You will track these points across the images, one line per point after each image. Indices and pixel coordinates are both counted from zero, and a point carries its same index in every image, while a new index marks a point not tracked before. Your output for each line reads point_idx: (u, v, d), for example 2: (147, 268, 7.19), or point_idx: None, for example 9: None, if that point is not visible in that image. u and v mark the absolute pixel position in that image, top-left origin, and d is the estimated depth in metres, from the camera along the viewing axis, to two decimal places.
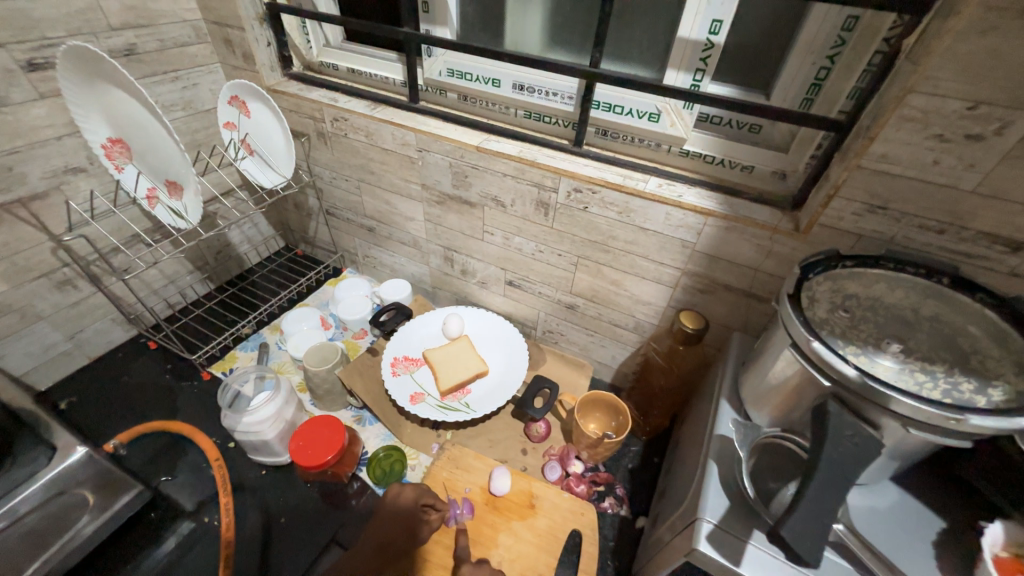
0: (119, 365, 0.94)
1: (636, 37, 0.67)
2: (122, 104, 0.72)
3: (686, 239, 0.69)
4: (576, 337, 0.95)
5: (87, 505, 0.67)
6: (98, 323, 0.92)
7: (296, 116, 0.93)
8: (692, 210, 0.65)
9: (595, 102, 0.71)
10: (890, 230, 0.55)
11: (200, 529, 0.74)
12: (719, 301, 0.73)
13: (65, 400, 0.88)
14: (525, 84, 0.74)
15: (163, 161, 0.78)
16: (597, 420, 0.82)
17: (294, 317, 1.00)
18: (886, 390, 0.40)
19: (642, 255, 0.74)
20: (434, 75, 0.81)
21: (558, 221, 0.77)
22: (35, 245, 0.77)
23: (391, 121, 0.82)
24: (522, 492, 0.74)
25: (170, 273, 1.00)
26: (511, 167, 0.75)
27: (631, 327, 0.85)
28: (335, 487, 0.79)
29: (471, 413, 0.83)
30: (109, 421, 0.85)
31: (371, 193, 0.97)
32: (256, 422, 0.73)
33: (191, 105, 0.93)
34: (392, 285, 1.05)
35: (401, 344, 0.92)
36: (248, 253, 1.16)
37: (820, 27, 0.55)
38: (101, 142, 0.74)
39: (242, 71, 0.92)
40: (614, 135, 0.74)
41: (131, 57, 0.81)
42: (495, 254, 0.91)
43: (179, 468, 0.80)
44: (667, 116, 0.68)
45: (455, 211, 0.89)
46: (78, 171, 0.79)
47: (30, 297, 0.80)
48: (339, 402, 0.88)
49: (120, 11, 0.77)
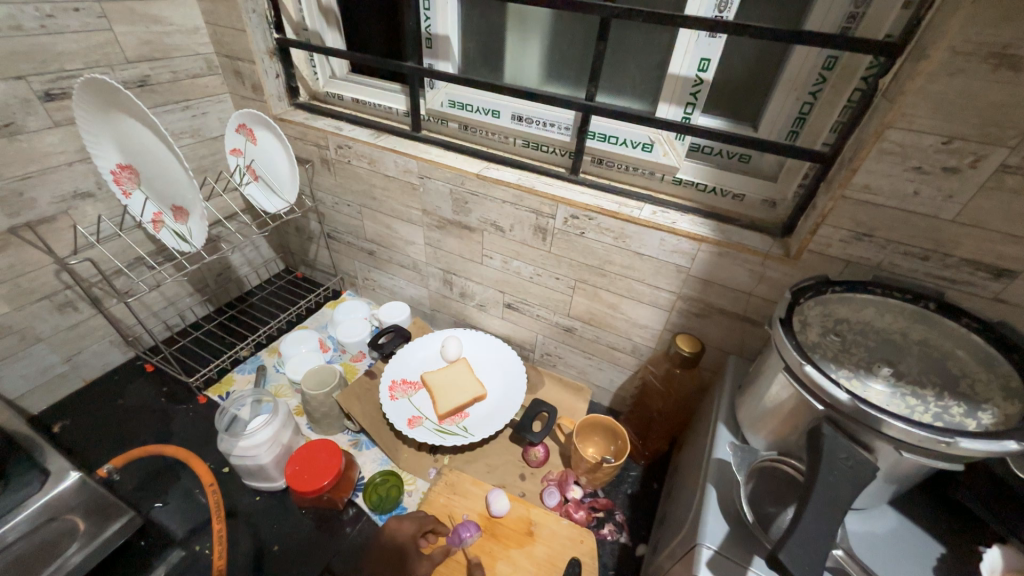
0: (114, 388, 0.94)
1: (630, 71, 0.71)
2: (131, 132, 0.75)
3: (680, 264, 0.70)
4: (574, 360, 0.95)
5: (77, 533, 0.65)
6: (97, 345, 0.92)
7: (301, 143, 0.96)
8: (685, 236, 0.67)
9: (592, 133, 0.74)
10: (877, 256, 0.57)
11: (190, 558, 0.72)
12: (715, 324, 0.74)
13: (58, 423, 0.86)
14: (524, 116, 0.78)
15: (171, 187, 0.80)
16: (595, 444, 0.82)
17: (292, 339, 1.00)
18: (878, 413, 0.41)
19: (638, 279, 0.75)
20: (436, 106, 0.85)
21: (555, 245, 0.79)
22: (40, 268, 0.78)
23: (394, 149, 0.85)
24: (521, 518, 0.73)
25: (170, 295, 1.00)
26: (510, 194, 0.77)
27: (629, 350, 0.86)
28: (330, 514, 0.77)
29: (469, 437, 0.82)
30: (102, 445, 0.84)
31: (372, 217, 1.00)
32: (252, 446, 0.73)
33: (200, 133, 0.95)
34: (391, 307, 1.06)
35: (400, 367, 0.93)
36: (248, 276, 1.17)
37: (801, 66, 0.58)
38: (109, 168, 0.77)
39: (250, 101, 0.96)
40: (609, 164, 0.76)
41: (145, 87, 0.84)
42: (494, 277, 0.92)
43: (172, 494, 0.78)
44: (660, 146, 0.71)
45: (455, 235, 0.91)
46: (86, 196, 0.81)
47: (31, 320, 0.80)
48: (336, 426, 0.87)
49: (136, 45, 0.80)
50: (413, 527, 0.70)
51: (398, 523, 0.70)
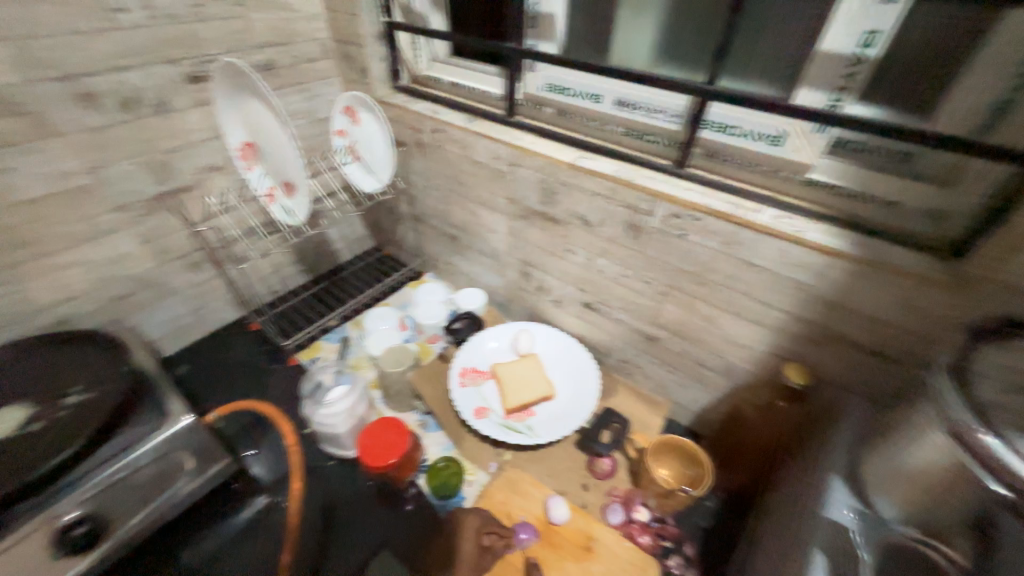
0: (227, 340, 1.06)
1: (763, 52, 0.60)
2: (256, 112, 0.82)
3: (801, 281, 0.59)
4: (653, 372, 0.88)
5: (186, 469, 0.73)
6: (216, 301, 1.04)
7: (399, 126, 0.98)
8: (813, 248, 0.56)
9: (705, 121, 0.65)
10: None
11: (273, 505, 0.79)
12: (837, 355, 0.62)
13: (184, 365, 1.00)
14: (628, 101, 0.71)
15: (282, 164, 0.86)
16: (670, 467, 0.75)
17: (375, 315, 1.05)
18: None
19: (744, 292, 0.65)
20: (534, 89, 0.81)
21: (648, 246, 0.72)
22: (178, 230, 0.90)
23: (486, 134, 0.83)
24: (580, 531, 0.70)
25: (277, 263, 1.10)
26: (603, 186, 0.71)
27: (720, 370, 0.76)
28: (392, 489, 0.80)
29: (534, 438, 0.80)
30: (214, 389, 0.96)
31: (459, 203, 1.00)
32: (331, 415, 0.77)
33: (311, 114, 1.02)
34: (468, 293, 1.06)
35: (471, 355, 0.92)
36: (342, 250, 1.25)
37: (1011, 44, 0.45)
38: (236, 145, 0.85)
39: (357, 84, 1.00)
40: (722, 157, 0.67)
41: (269, 71, 0.91)
42: (575, 273, 0.87)
43: (262, 444, 0.87)
44: (792, 139, 0.60)
45: (539, 227, 0.87)
46: (217, 168, 0.91)
47: (169, 275, 0.93)
48: (407, 404, 0.90)
49: (266, 31, 0.87)
50: (474, 522, 0.70)
51: (461, 516, 0.71)
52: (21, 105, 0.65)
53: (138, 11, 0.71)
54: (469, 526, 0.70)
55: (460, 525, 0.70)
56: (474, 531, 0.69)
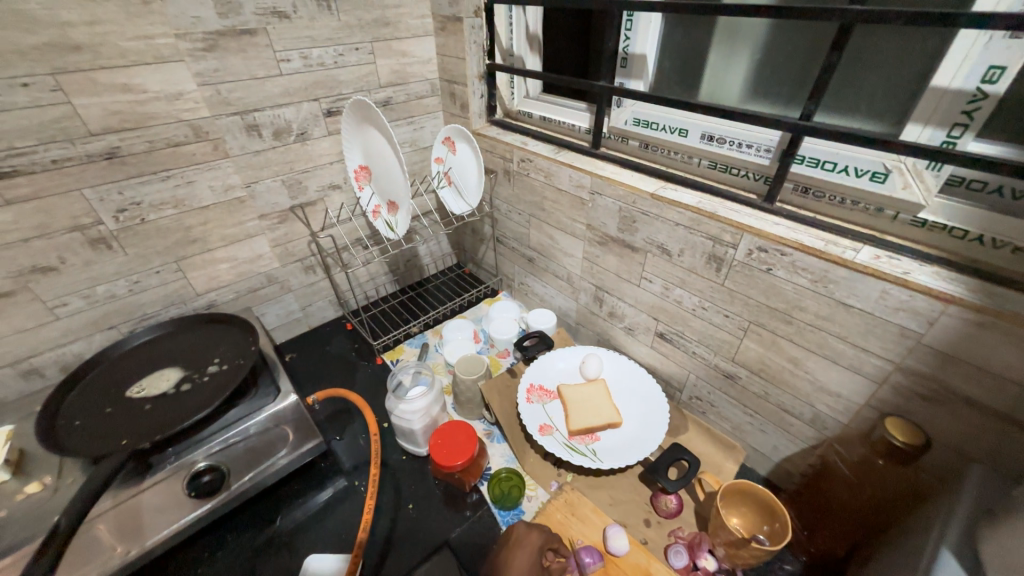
0: (325, 336, 1.20)
1: (866, 89, 0.59)
2: (372, 141, 0.96)
3: (906, 326, 0.55)
4: (728, 412, 0.83)
5: (287, 440, 0.83)
6: (321, 301, 1.19)
7: (490, 155, 1.07)
8: (923, 292, 0.52)
9: (799, 156, 0.64)
10: None
11: (350, 488, 0.87)
12: (952, 416, 0.56)
13: (289, 354, 1.15)
14: (716, 135, 0.72)
15: (389, 185, 0.99)
16: (742, 516, 0.70)
17: (452, 326, 1.13)
18: None
19: (838, 335, 0.61)
20: (619, 124, 0.85)
21: (730, 279, 0.71)
22: (300, 238, 1.06)
23: (571, 165, 0.88)
24: (638, 566, 0.68)
25: (373, 272, 1.24)
26: (685, 217, 0.72)
27: (806, 417, 0.71)
28: (457, 492, 0.84)
29: (597, 463, 0.79)
30: (311, 378, 1.08)
31: (539, 227, 1.05)
32: (409, 411, 0.84)
33: (416, 143, 1.16)
34: (540, 314, 1.10)
35: (539, 373, 0.95)
36: (428, 265, 1.36)
37: None
38: (353, 168, 1.00)
39: (457, 118, 1.12)
40: (817, 194, 0.65)
41: (387, 107, 1.06)
42: (650, 301, 0.87)
43: (347, 432, 0.96)
44: (899, 176, 0.56)
45: (616, 254, 0.89)
46: (336, 187, 1.06)
47: (289, 275, 1.09)
48: (475, 412, 0.95)
49: (388, 73, 1.02)
50: (540, 538, 0.69)
51: (523, 530, 0.70)
52: (209, 134, 0.83)
53: (297, 61, 0.88)
54: (532, 541, 0.68)
55: (523, 539, 0.69)
56: (539, 547, 0.67)
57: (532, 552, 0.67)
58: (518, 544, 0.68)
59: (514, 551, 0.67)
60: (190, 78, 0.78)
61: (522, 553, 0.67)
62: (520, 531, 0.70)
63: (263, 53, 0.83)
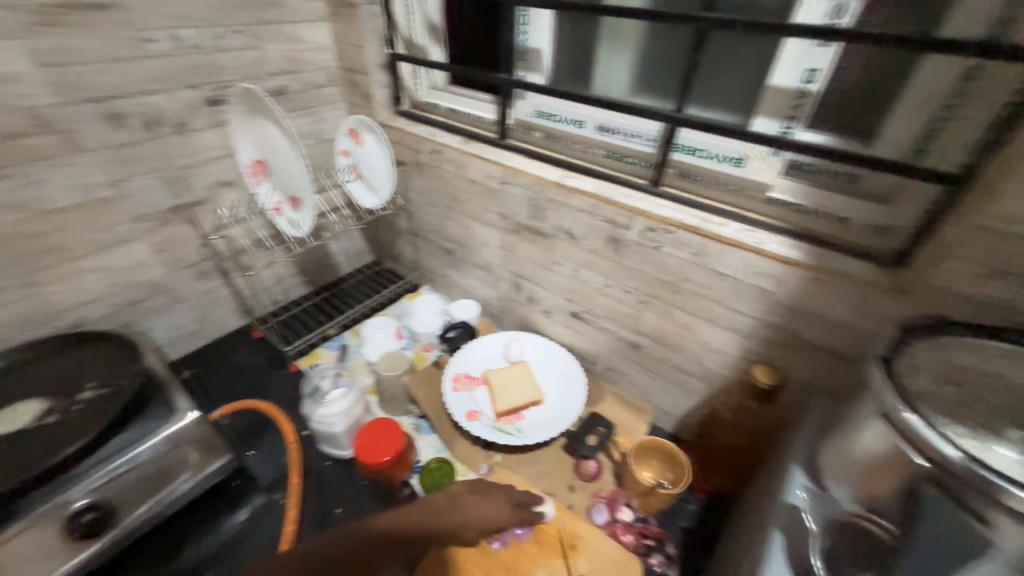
0: (230, 347, 1.10)
1: (725, 85, 0.68)
2: (265, 134, 0.89)
3: (764, 288, 0.65)
4: (637, 378, 0.92)
5: (189, 463, 0.76)
6: (221, 309, 1.09)
7: (399, 147, 1.05)
8: (772, 257, 0.62)
9: (677, 145, 0.73)
10: (1018, 299, 0.48)
11: (269, 503, 0.82)
12: (801, 358, 0.67)
13: (187, 371, 1.04)
14: (609, 126, 0.79)
15: (288, 180, 0.93)
16: (652, 468, 0.78)
17: (373, 324, 1.10)
18: (1001, 480, 0.33)
19: (715, 299, 0.71)
20: (523, 116, 0.90)
21: (628, 257, 0.78)
22: (188, 241, 0.95)
23: (480, 155, 0.90)
24: (564, 530, 0.72)
25: (280, 274, 1.16)
26: (586, 202, 0.78)
27: (698, 374, 0.81)
28: (387, 490, 0.82)
29: (522, 439, 0.84)
30: (216, 394, 0.99)
31: (455, 218, 1.06)
32: (328, 414, 0.81)
33: (318, 135, 1.09)
34: (462, 304, 1.11)
35: (464, 362, 0.97)
36: (342, 263, 1.31)
37: (935, 77, 0.52)
38: (246, 163, 0.93)
39: (361, 108, 1.08)
40: (693, 177, 0.73)
41: (281, 95, 0.99)
42: (563, 284, 0.93)
43: (262, 445, 0.90)
44: (752, 162, 0.68)
45: (529, 241, 0.93)
46: (228, 184, 0.97)
47: (178, 282, 0.97)
48: (402, 408, 0.94)
49: (279, 59, 0.95)
50: (509, 511, 0.69)
51: (502, 499, 0.70)
52: (57, 124, 0.72)
53: (165, 42, 0.78)
54: (503, 505, 0.69)
55: (496, 498, 0.70)
56: (504, 517, 0.68)
57: (495, 517, 0.68)
58: (492, 503, 0.69)
59: (483, 499, 0.69)
60: (24, 58, 0.66)
61: (490, 512, 0.68)
62: (500, 492, 0.71)
63: (120, 31, 0.73)
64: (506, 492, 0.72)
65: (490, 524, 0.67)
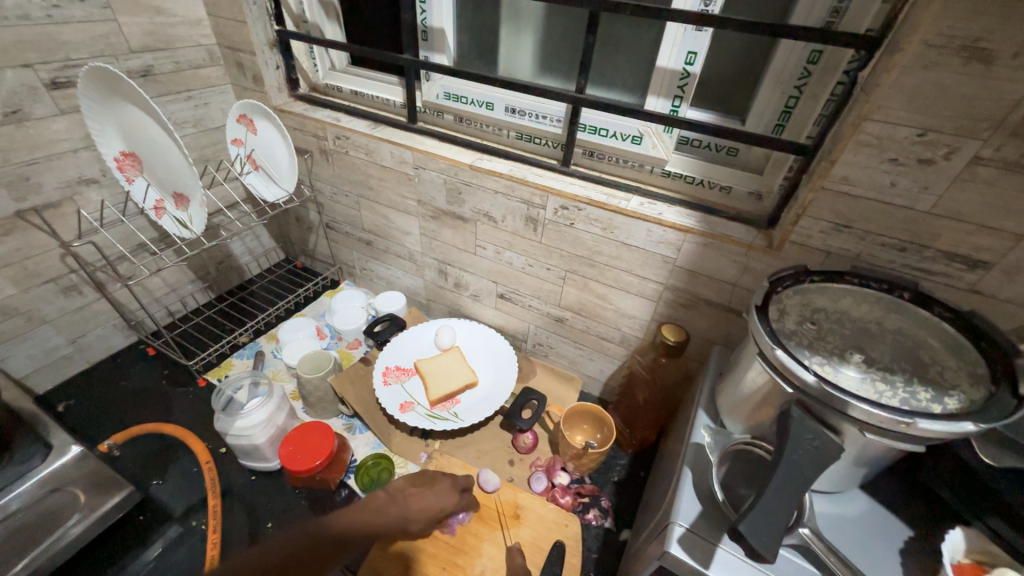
0: (118, 370, 0.97)
1: (619, 66, 0.72)
2: (136, 121, 0.77)
3: (666, 255, 0.71)
4: (565, 350, 0.97)
5: (78, 504, 0.68)
6: (101, 328, 0.95)
7: (300, 134, 0.98)
8: (671, 227, 0.68)
9: (582, 125, 0.76)
10: (856, 248, 0.58)
11: (186, 533, 0.74)
12: (700, 315, 0.75)
13: (63, 403, 0.89)
14: (517, 108, 0.79)
15: (172, 174, 0.82)
16: (583, 432, 0.83)
17: (290, 326, 1.03)
18: (842, 395, 0.41)
19: (626, 270, 0.77)
20: (432, 98, 0.86)
21: (546, 236, 0.81)
22: (45, 251, 0.81)
23: (389, 140, 0.87)
24: (507, 502, 0.75)
25: (172, 281, 1.03)
26: (501, 184, 0.79)
27: (618, 340, 0.87)
28: (323, 494, 0.79)
29: (459, 422, 0.84)
30: (104, 424, 0.87)
31: (370, 208, 1.01)
32: (247, 426, 0.75)
33: (202, 122, 0.98)
34: (387, 296, 1.08)
35: (394, 355, 0.95)
36: (248, 264, 1.19)
37: (787, 60, 0.59)
38: (113, 156, 0.78)
39: (251, 92, 0.98)
40: (599, 156, 0.78)
41: (148, 77, 0.86)
42: (487, 267, 0.94)
43: (171, 472, 0.81)
44: (649, 139, 0.72)
45: (449, 226, 0.92)
46: (90, 182, 0.83)
47: (37, 302, 0.83)
48: (331, 410, 0.90)
49: (140, 35, 0.82)
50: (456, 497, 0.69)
51: (449, 486, 0.70)
52: None
53: None
54: (449, 492, 0.69)
55: (442, 487, 0.69)
56: (453, 503, 0.68)
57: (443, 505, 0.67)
58: (439, 492, 0.68)
59: (429, 489, 0.68)
60: None
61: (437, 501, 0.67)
62: (445, 480, 0.71)
63: None
64: (451, 479, 0.72)
65: (439, 512, 0.67)
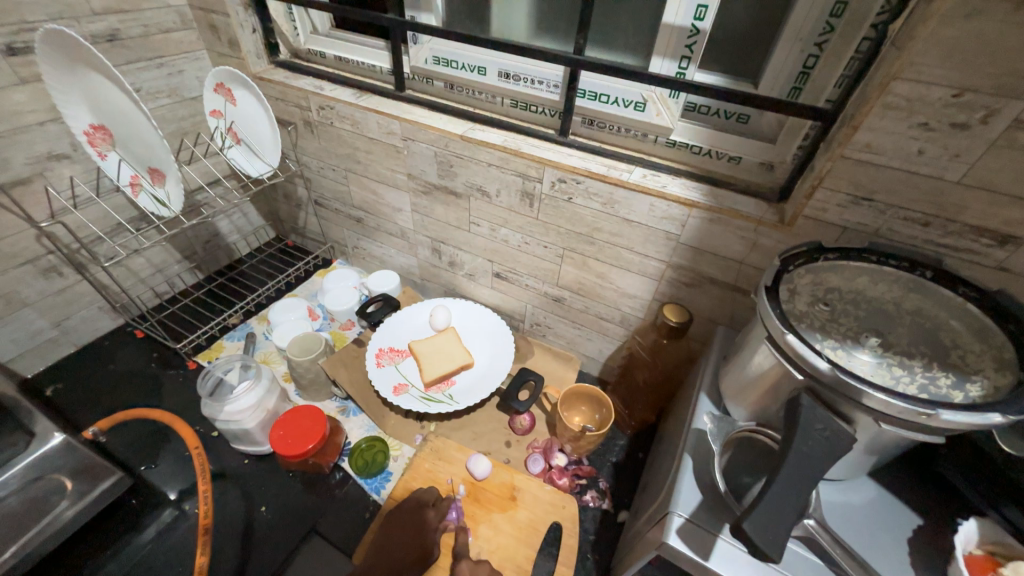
0: (106, 353, 0.95)
1: (622, 25, 0.66)
2: (101, 90, 0.71)
3: (669, 231, 0.67)
4: (563, 330, 0.94)
5: (66, 491, 0.68)
6: (85, 311, 0.92)
7: (282, 104, 0.92)
8: (675, 201, 0.64)
9: (581, 91, 0.70)
10: (875, 222, 0.53)
11: (181, 517, 0.74)
12: (704, 294, 0.72)
13: (51, 386, 0.88)
14: (510, 72, 0.73)
15: (145, 148, 0.77)
16: (581, 413, 0.81)
17: (281, 307, 1.00)
18: (857, 382, 0.38)
19: (627, 247, 0.73)
20: (421, 63, 0.80)
21: (542, 212, 0.76)
22: (18, 232, 0.77)
23: (375, 109, 0.81)
24: (504, 483, 0.73)
25: (158, 262, 1.00)
26: (495, 156, 0.74)
27: (617, 320, 0.84)
28: (317, 477, 0.78)
29: (454, 405, 0.82)
30: (94, 408, 0.85)
31: (359, 183, 0.97)
32: (236, 412, 0.73)
33: (177, 92, 0.92)
34: (380, 276, 1.05)
35: (387, 336, 0.92)
36: (237, 243, 1.16)
37: (807, 13, 0.53)
38: (83, 129, 0.74)
39: (228, 59, 0.91)
40: (600, 125, 0.72)
41: (115, 42, 0.80)
42: (483, 245, 0.90)
43: (162, 457, 0.80)
44: (653, 105, 0.66)
45: (441, 202, 0.88)
46: (61, 157, 0.79)
47: (15, 284, 0.80)
48: (324, 392, 0.88)
49: None
50: (428, 505, 0.68)
51: (413, 504, 0.68)
52: None
53: None
54: (412, 510, 0.68)
55: (405, 511, 0.67)
56: (428, 513, 0.67)
57: (417, 521, 0.66)
58: (404, 516, 0.67)
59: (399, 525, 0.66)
60: None
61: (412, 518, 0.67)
62: (408, 503, 0.69)
63: None
64: (415, 497, 0.69)
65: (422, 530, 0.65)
